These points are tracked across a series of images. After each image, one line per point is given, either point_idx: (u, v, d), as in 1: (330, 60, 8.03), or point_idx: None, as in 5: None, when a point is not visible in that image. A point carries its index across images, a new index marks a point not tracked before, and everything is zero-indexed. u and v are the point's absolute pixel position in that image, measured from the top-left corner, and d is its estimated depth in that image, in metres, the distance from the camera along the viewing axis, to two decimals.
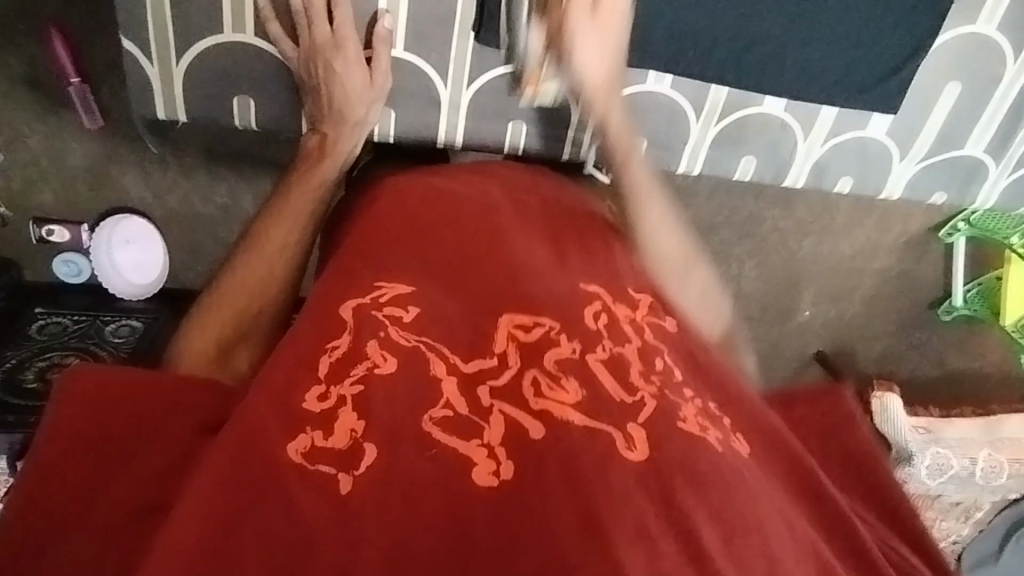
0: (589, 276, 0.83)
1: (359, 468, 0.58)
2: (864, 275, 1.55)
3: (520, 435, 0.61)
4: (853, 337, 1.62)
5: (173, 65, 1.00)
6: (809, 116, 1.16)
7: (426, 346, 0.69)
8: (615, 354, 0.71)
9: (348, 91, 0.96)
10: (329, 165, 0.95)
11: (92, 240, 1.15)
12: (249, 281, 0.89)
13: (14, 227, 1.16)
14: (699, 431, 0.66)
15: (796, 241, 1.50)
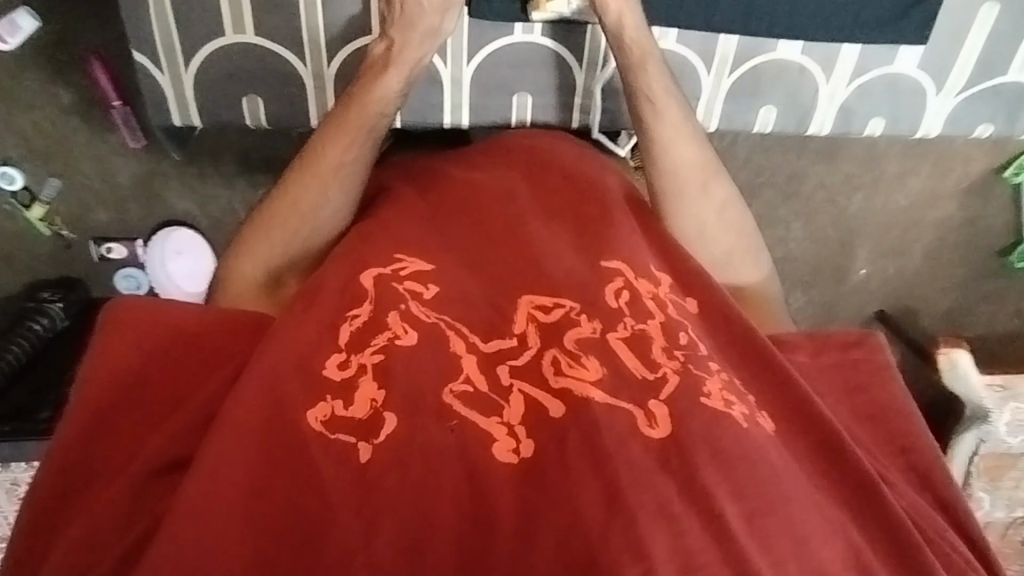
0: (613, 248, 0.81)
1: (379, 437, 0.63)
2: (923, 228, 1.47)
3: (541, 412, 0.65)
4: (917, 294, 1.52)
5: (180, 70, 1.02)
6: (829, 58, 1.09)
7: (447, 323, 0.72)
8: (637, 331, 0.72)
9: (421, 2, 0.87)
10: (388, 89, 0.88)
11: (147, 254, 1.21)
12: (301, 203, 0.85)
13: (75, 249, 1.22)
14: (724, 406, 0.67)
15: (844, 197, 1.44)
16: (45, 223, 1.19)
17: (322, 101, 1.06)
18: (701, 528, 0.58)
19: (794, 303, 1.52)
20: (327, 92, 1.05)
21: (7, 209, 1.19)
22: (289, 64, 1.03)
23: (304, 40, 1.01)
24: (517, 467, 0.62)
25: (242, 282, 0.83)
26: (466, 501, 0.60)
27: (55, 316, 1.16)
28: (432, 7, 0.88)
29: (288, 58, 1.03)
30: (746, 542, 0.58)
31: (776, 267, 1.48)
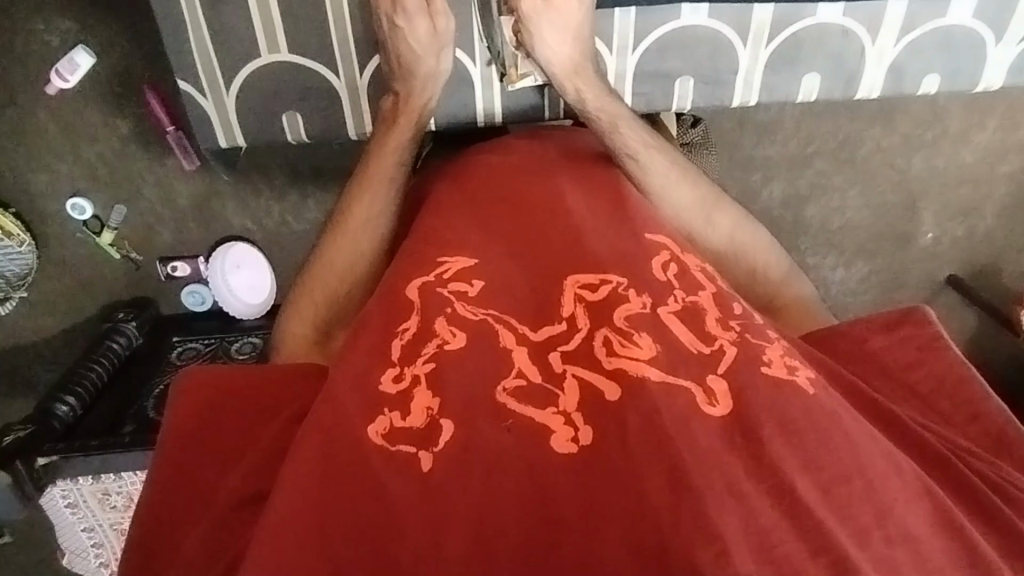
0: (660, 230, 0.84)
1: (438, 443, 0.63)
2: (994, 183, 1.39)
3: (598, 397, 0.64)
4: (991, 254, 1.44)
5: (222, 93, 1.06)
6: (875, 18, 1.04)
7: (494, 318, 0.73)
8: (689, 304, 0.73)
9: (410, 45, 0.90)
10: (403, 132, 0.91)
11: (209, 269, 1.26)
12: (338, 261, 0.87)
13: (145, 269, 1.29)
14: (787, 373, 0.67)
15: (905, 159, 1.36)
16: (115, 248, 1.27)
17: (357, 110, 1.08)
18: (773, 503, 0.57)
19: (855, 274, 1.46)
20: (361, 101, 1.08)
21: (80, 238, 1.26)
22: (323, 77, 1.06)
23: (336, 51, 1.04)
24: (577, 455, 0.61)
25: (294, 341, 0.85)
26: (528, 502, 0.58)
27: (131, 335, 1.24)
28: (426, 47, 0.90)
29: (322, 72, 1.05)
30: (820, 510, 0.57)
31: (832, 238, 1.43)
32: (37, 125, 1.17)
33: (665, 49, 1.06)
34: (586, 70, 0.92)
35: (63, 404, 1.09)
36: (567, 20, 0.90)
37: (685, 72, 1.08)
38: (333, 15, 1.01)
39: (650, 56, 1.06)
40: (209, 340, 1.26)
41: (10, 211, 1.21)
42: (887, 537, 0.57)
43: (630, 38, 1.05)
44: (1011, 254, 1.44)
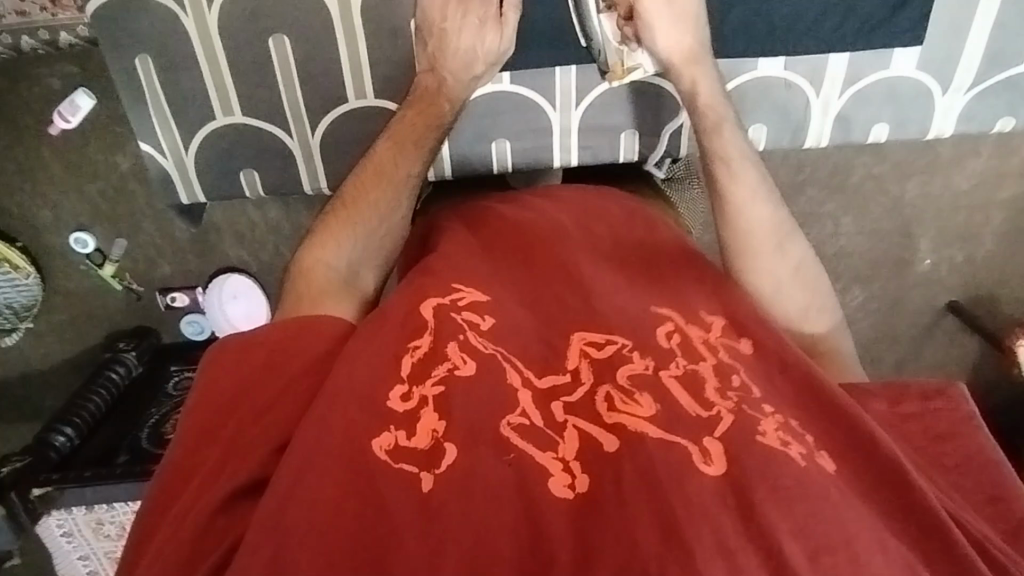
0: (661, 292, 0.78)
1: (440, 466, 0.60)
2: (992, 207, 1.37)
3: (594, 447, 0.63)
4: (991, 280, 1.43)
5: (182, 153, 1.06)
6: (816, 72, 1.06)
7: (504, 355, 0.69)
8: (690, 370, 0.69)
9: (463, 38, 0.87)
10: (442, 109, 0.88)
11: (206, 296, 1.30)
12: (375, 201, 0.82)
13: (145, 300, 1.33)
14: (780, 444, 0.63)
15: (898, 186, 1.35)
16: (117, 279, 1.30)
17: (313, 167, 1.08)
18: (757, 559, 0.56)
19: (852, 300, 1.45)
20: (315, 159, 1.08)
21: (83, 270, 1.29)
22: (278, 138, 1.06)
23: (288, 115, 1.04)
24: (572, 502, 0.60)
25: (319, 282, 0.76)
26: (526, 530, 0.57)
27: (131, 365, 1.27)
28: (477, 45, 0.88)
29: (277, 133, 1.06)
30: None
31: (829, 264, 1.42)
32: (43, 164, 1.22)
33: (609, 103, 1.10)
34: (699, 67, 0.88)
35: (60, 435, 1.11)
36: (683, 9, 0.86)
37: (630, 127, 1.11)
38: (284, 81, 1.01)
39: (593, 113, 1.10)
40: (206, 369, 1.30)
41: (17, 245, 1.25)
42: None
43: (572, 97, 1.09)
44: (1010, 279, 1.43)
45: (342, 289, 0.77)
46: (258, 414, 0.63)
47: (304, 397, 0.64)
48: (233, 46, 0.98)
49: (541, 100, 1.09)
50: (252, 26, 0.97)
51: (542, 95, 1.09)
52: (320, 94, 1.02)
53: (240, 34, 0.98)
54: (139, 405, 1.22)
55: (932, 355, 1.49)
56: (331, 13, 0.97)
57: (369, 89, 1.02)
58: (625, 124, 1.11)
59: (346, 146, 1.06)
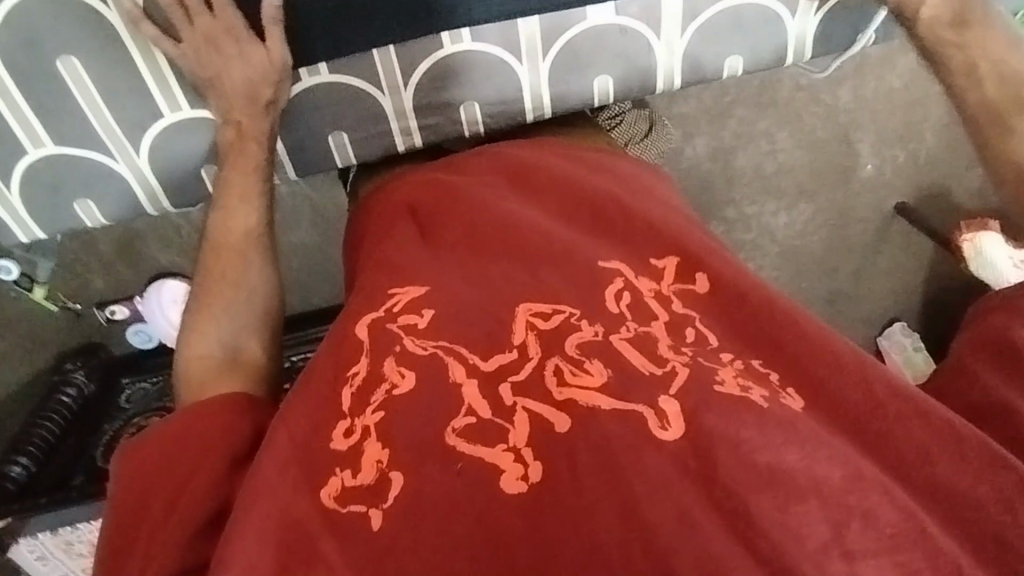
0: (612, 248, 0.67)
1: (389, 500, 0.52)
2: (929, 102, 1.32)
3: (546, 431, 0.52)
4: (941, 176, 1.39)
5: (7, 196, 0.89)
6: (651, 13, 0.90)
7: (446, 350, 0.58)
8: (641, 333, 0.58)
9: (235, 74, 0.80)
10: (259, 153, 0.83)
11: (143, 303, 1.22)
12: (228, 273, 0.78)
13: (86, 317, 1.27)
14: (740, 391, 0.53)
15: (831, 93, 1.30)
16: (51, 300, 1.23)
17: (147, 187, 0.92)
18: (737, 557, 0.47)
19: (800, 216, 1.42)
20: (151, 182, 0.92)
21: (15, 297, 1.22)
22: (102, 163, 0.90)
23: (104, 138, 0.87)
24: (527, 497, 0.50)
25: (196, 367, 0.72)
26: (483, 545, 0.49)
27: (81, 384, 1.22)
28: (253, 73, 0.80)
29: (98, 158, 0.89)
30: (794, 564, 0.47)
31: (770, 183, 1.39)
32: None
33: (440, 79, 0.91)
34: (978, 27, 0.78)
35: (15, 465, 1.14)
36: None
37: (469, 98, 0.93)
38: (86, 103, 0.84)
39: (426, 91, 0.91)
40: (157, 376, 1.25)
41: None
42: (851, 554, 0.46)
43: (397, 77, 0.89)
44: (960, 172, 1.39)
45: (224, 370, 0.73)
46: (169, 508, 0.58)
47: (212, 475, 0.59)
48: (25, 71, 0.81)
49: (365, 86, 0.90)
50: (48, 37, 0.80)
51: (369, 83, 0.89)
52: (130, 107, 0.86)
53: (31, 52, 0.80)
54: (96, 424, 1.20)
55: (885, 263, 1.48)
56: (115, 23, 0.80)
57: (182, 99, 0.86)
58: (461, 96, 0.93)
59: (181, 165, 0.91)
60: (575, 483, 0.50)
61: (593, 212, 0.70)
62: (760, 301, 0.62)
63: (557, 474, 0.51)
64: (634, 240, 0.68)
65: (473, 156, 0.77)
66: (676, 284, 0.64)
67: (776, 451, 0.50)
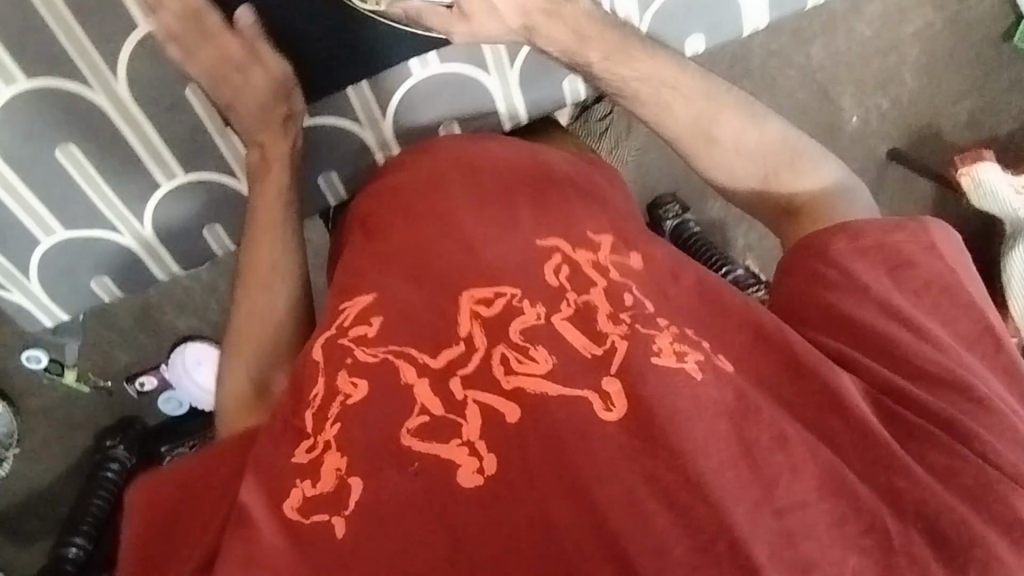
0: (545, 223, 0.68)
1: (349, 506, 0.52)
2: (902, 46, 1.25)
3: (498, 422, 0.54)
4: (928, 116, 1.27)
5: (24, 282, 0.93)
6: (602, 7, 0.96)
7: (396, 353, 0.59)
8: (581, 305, 0.60)
9: (247, 96, 0.75)
10: (282, 178, 0.78)
11: (170, 370, 1.16)
12: (250, 331, 0.74)
13: (117, 394, 1.21)
14: (676, 361, 0.57)
15: (801, 53, 1.22)
16: (82, 382, 1.19)
17: (157, 256, 0.97)
18: (688, 540, 0.49)
19: None
20: (157, 248, 0.97)
21: (47, 382, 1.18)
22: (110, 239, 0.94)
23: (107, 214, 0.92)
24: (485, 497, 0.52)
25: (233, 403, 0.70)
26: (439, 550, 0.50)
27: (123, 458, 1.15)
28: (267, 91, 0.76)
29: (106, 235, 0.93)
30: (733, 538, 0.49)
31: None
32: None
33: (417, 103, 0.96)
34: (644, 53, 0.79)
35: (72, 546, 1.09)
36: None
37: (448, 117, 0.98)
38: (86, 184, 0.88)
39: (404, 116, 0.97)
40: (196, 440, 1.15)
41: None
42: (781, 509, 0.51)
43: (375, 109, 0.95)
44: (950, 109, 1.28)
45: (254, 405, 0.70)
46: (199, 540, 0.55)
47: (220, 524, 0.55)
48: (28, 165, 0.85)
49: (343, 122, 0.95)
50: (45, 129, 0.84)
51: (344, 117, 0.94)
52: (124, 180, 0.90)
53: (31, 146, 0.84)
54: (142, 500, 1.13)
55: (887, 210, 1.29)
56: (104, 107, 0.85)
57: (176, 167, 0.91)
58: (440, 116, 0.98)
59: (179, 228, 0.96)
60: (528, 475, 0.52)
61: (531, 195, 0.70)
62: (696, 289, 0.65)
63: (510, 464, 0.53)
64: (573, 218, 0.68)
65: (414, 152, 0.75)
66: (613, 255, 0.65)
67: (717, 436, 0.53)
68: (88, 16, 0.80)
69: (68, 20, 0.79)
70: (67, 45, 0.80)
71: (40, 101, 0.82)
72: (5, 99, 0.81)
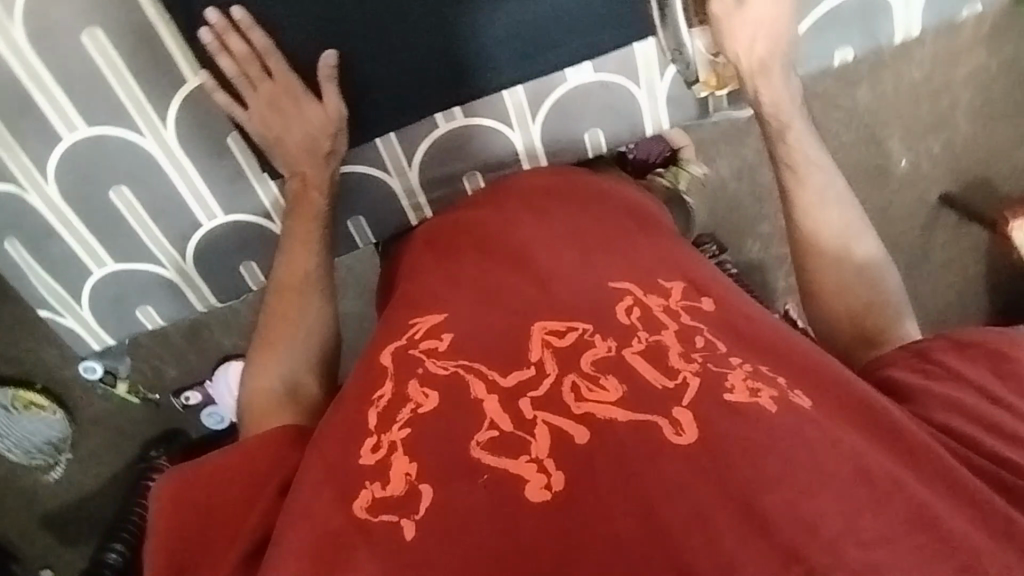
0: (617, 265, 0.64)
1: (421, 510, 0.48)
2: (955, 88, 1.19)
3: (567, 442, 0.49)
4: (982, 161, 1.22)
5: (77, 310, 0.90)
6: (627, 63, 0.84)
7: (467, 367, 0.56)
8: (654, 342, 0.55)
9: (296, 132, 0.75)
10: (321, 203, 0.76)
11: (213, 385, 1.17)
12: (286, 323, 0.71)
13: (164, 405, 1.22)
14: (750, 397, 0.50)
15: (848, 95, 1.16)
16: (133, 393, 1.21)
17: (197, 288, 0.92)
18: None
19: None
20: (196, 280, 0.92)
21: (102, 393, 1.20)
22: (152, 273, 0.90)
23: (154, 251, 0.88)
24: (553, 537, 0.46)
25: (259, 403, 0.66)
26: None
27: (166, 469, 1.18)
28: (312, 129, 0.75)
29: (147, 267, 0.89)
30: None
31: None
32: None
33: (442, 155, 0.87)
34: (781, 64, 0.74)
35: (112, 551, 1.11)
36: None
37: (470, 169, 0.89)
38: (135, 223, 0.85)
39: (429, 166, 0.87)
40: None
41: (38, 387, 1.17)
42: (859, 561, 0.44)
43: (401, 157, 0.86)
44: (1004, 153, 1.22)
45: (286, 405, 0.66)
46: (231, 535, 0.56)
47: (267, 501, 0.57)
48: (86, 206, 0.82)
49: (375, 171, 0.87)
50: (97, 173, 0.80)
51: (375, 167, 0.86)
52: (171, 219, 0.85)
53: (85, 187, 0.81)
54: None
55: (940, 255, 1.24)
56: (149, 149, 0.80)
57: (216, 205, 0.86)
58: (463, 166, 0.88)
59: (221, 264, 0.91)
60: (596, 491, 0.47)
61: (601, 235, 0.68)
62: (766, 329, 0.59)
63: (584, 487, 0.47)
64: (647, 261, 0.65)
65: (490, 193, 0.76)
66: (684, 300, 0.60)
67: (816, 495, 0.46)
68: (143, 65, 0.75)
69: (120, 67, 0.75)
70: (121, 95, 0.76)
71: (91, 147, 0.78)
72: (65, 148, 0.78)
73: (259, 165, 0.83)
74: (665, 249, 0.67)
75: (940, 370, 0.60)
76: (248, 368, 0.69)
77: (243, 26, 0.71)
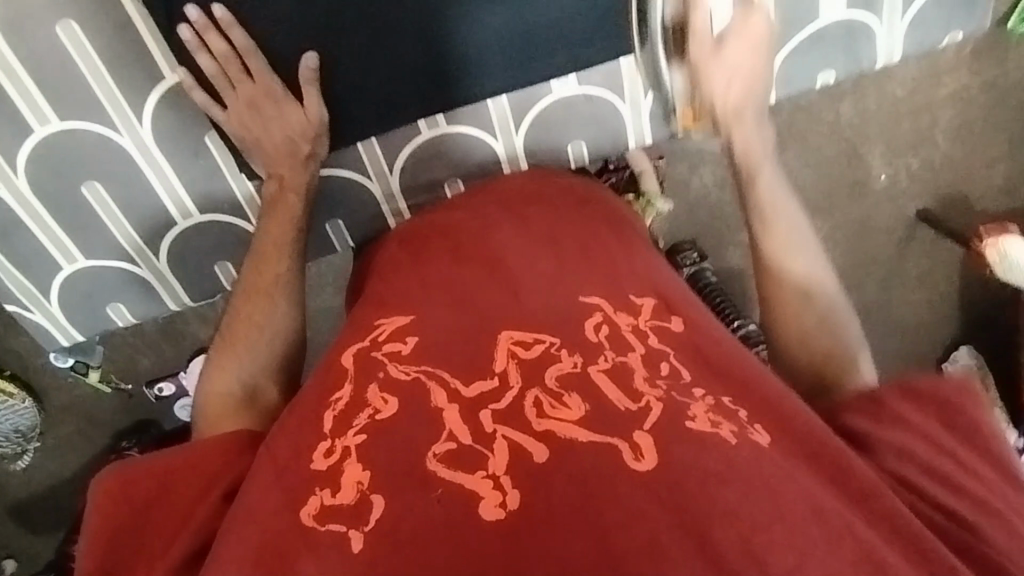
0: (587, 277, 0.64)
1: (370, 522, 0.48)
2: (936, 107, 1.20)
3: (524, 458, 0.49)
4: (958, 180, 1.24)
5: (47, 305, 0.90)
6: (613, 78, 0.87)
7: (430, 375, 0.56)
8: (619, 362, 0.55)
9: (275, 133, 0.74)
10: (296, 206, 0.76)
11: (187, 376, 1.16)
12: (248, 321, 0.71)
13: (137, 396, 1.20)
14: (711, 427, 0.51)
15: (831, 110, 1.17)
16: (104, 382, 1.18)
17: (170, 287, 0.92)
18: None
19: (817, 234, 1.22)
20: (171, 281, 0.92)
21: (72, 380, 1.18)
22: (123, 270, 0.89)
23: (126, 248, 0.87)
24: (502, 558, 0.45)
25: (213, 405, 0.66)
26: None
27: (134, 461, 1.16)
28: (292, 131, 0.75)
29: (117, 264, 0.88)
30: None
31: None
32: None
33: (425, 161, 0.89)
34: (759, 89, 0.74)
35: (76, 543, 1.11)
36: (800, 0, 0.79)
37: (453, 175, 0.91)
38: (107, 219, 0.84)
39: (412, 171, 0.90)
40: None
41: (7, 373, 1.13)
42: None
43: (383, 164, 0.88)
44: (980, 173, 1.24)
45: (240, 410, 0.66)
46: (171, 534, 0.56)
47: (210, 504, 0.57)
48: (53, 197, 0.80)
49: (356, 175, 0.88)
50: (70, 166, 0.79)
51: (358, 171, 0.88)
52: (143, 213, 0.84)
53: (57, 180, 0.79)
54: None
55: (914, 270, 1.26)
56: (128, 147, 0.79)
57: (191, 204, 0.85)
58: (446, 173, 0.91)
59: (194, 263, 0.90)
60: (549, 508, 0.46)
61: (578, 247, 0.67)
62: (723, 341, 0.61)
63: (537, 504, 0.47)
64: (618, 274, 0.65)
65: (467, 195, 0.76)
66: (654, 320, 0.60)
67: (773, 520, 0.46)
68: (120, 61, 0.73)
69: (100, 69, 0.73)
70: (97, 90, 0.74)
71: (66, 140, 0.77)
72: (37, 139, 0.76)
73: (237, 163, 0.83)
74: (636, 260, 0.68)
75: (890, 413, 0.61)
76: (206, 366, 0.68)
77: (223, 24, 0.69)
